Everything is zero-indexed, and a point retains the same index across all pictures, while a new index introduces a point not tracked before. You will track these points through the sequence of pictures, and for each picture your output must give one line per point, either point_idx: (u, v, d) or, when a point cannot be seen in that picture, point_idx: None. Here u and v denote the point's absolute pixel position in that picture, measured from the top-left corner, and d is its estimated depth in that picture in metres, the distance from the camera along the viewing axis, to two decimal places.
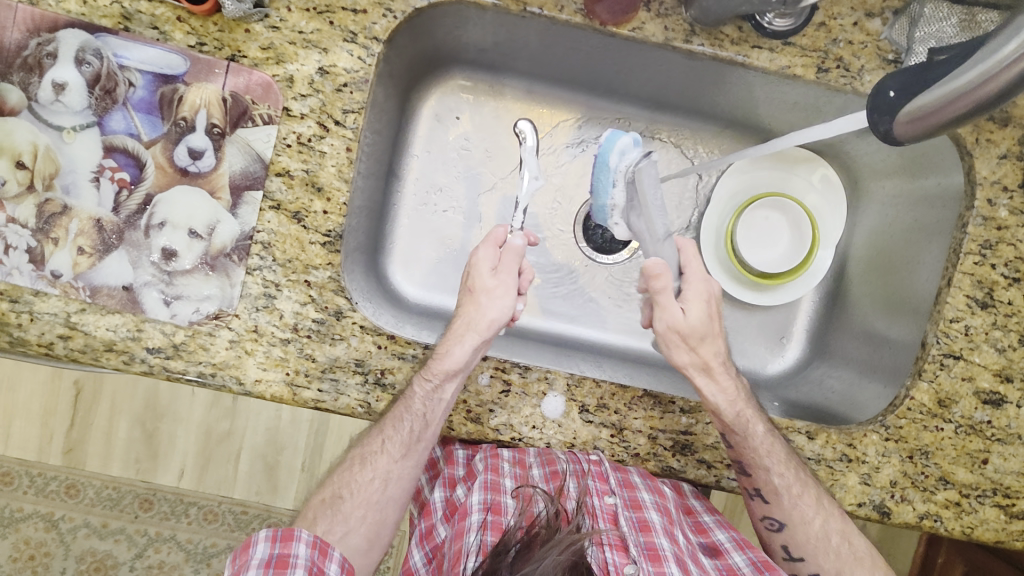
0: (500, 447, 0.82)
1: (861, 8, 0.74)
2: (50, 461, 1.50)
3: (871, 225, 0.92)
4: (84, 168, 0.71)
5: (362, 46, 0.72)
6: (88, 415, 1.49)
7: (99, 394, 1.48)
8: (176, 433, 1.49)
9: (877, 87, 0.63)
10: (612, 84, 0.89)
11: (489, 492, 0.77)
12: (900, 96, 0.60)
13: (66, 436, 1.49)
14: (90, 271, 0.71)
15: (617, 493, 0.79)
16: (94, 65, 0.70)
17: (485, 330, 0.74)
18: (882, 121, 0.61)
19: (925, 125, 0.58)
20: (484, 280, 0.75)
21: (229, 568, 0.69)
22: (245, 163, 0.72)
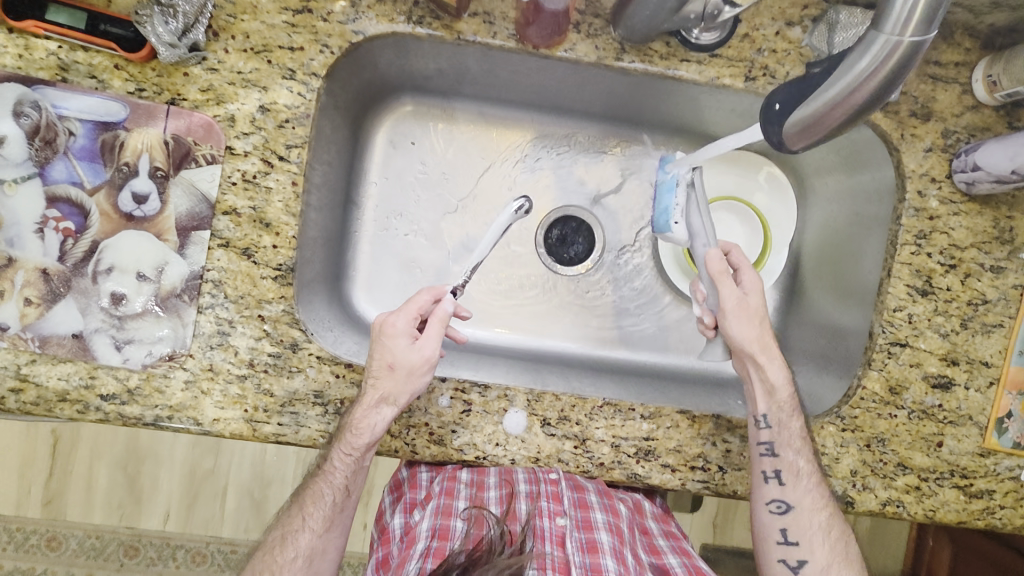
0: (460, 470, 0.84)
1: (780, 17, 0.76)
2: (27, 515, 1.56)
3: (820, 220, 0.95)
4: (27, 219, 0.71)
5: (301, 82, 0.73)
6: (66, 465, 1.56)
7: (75, 442, 1.57)
8: (158, 475, 1.58)
9: (766, 99, 0.63)
10: (556, 102, 0.92)
11: (439, 518, 0.77)
12: (784, 108, 0.61)
13: (45, 487, 1.56)
14: (38, 322, 0.71)
15: (569, 514, 0.81)
16: (33, 117, 0.70)
17: (403, 403, 0.72)
18: (774, 132, 0.63)
19: (812, 135, 0.59)
20: (404, 355, 0.72)
21: None
22: (191, 205, 0.72)
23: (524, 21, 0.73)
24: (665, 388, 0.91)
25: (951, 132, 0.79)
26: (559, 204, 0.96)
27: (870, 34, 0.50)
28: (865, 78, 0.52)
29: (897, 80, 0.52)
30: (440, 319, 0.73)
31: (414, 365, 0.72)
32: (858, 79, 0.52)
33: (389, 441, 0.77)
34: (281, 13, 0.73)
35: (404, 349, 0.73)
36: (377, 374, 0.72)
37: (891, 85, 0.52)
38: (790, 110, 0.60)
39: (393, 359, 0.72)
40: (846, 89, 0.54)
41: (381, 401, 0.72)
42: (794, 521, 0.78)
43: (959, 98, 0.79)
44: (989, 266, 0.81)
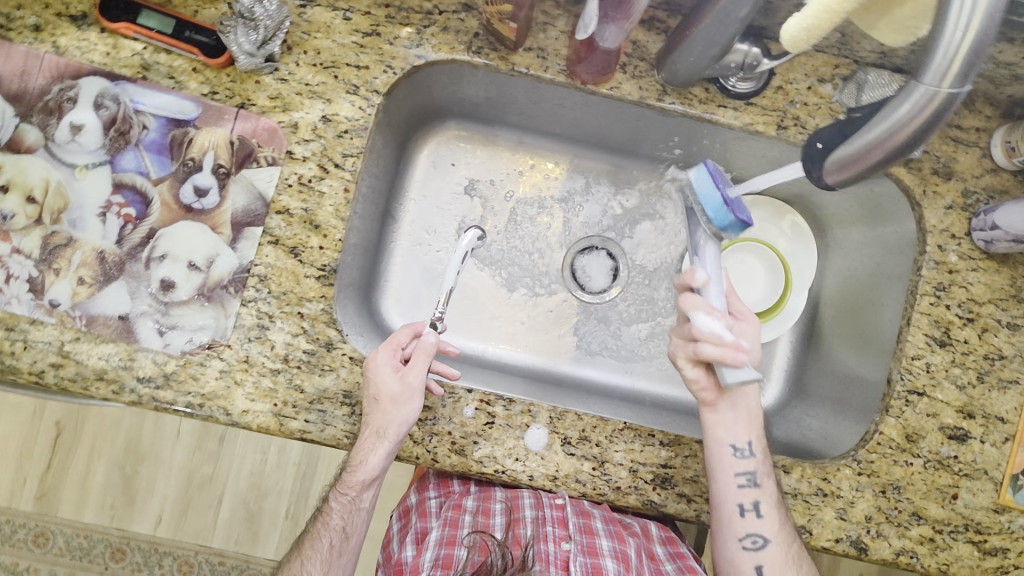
0: (465, 498, 0.85)
1: (813, 74, 0.81)
2: (18, 507, 1.58)
3: (840, 270, 1.00)
4: (92, 203, 0.75)
5: (363, 98, 0.78)
6: (63, 459, 1.58)
7: (76, 436, 1.58)
8: (155, 477, 1.59)
9: (811, 139, 0.70)
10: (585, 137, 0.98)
11: (443, 548, 0.79)
12: (827, 146, 0.67)
13: (40, 481, 1.58)
14: (88, 301, 0.74)
15: (574, 538, 0.80)
16: (112, 109, 0.75)
17: (392, 435, 0.73)
18: (815, 168, 0.68)
19: (850, 171, 0.64)
20: (389, 385, 0.73)
21: None
22: (247, 202, 0.76)
23: (575, 58, 0.78)
24: (679, 420, 0.93)
25: (971, 192, 0.84)
26: (585, 234, 1.01)
27: (912, 83, 0.55)
28: (903, 123, 0.57)
29: (933, 126, 0.56)
30: (425, 351, 0.75)
31: (397, 394, 0.73)
32: (897, 123, 0.57)
33: (412, 447, 0.77)
34: (352, 34, 0.78)
35: (389, 378, 0.73)
36: (370, 408, 0.74)
37: (928, 130, 0.57)
38: (831, 149, 0.66)
39: (377, 391, 0.73)
40: (884, 131, 0.59)
41: (373, 434, 0.73)
42: (768, 559, 0.77)
43: (979, 161, 0.84)
44: (1005, 322, 0.83)
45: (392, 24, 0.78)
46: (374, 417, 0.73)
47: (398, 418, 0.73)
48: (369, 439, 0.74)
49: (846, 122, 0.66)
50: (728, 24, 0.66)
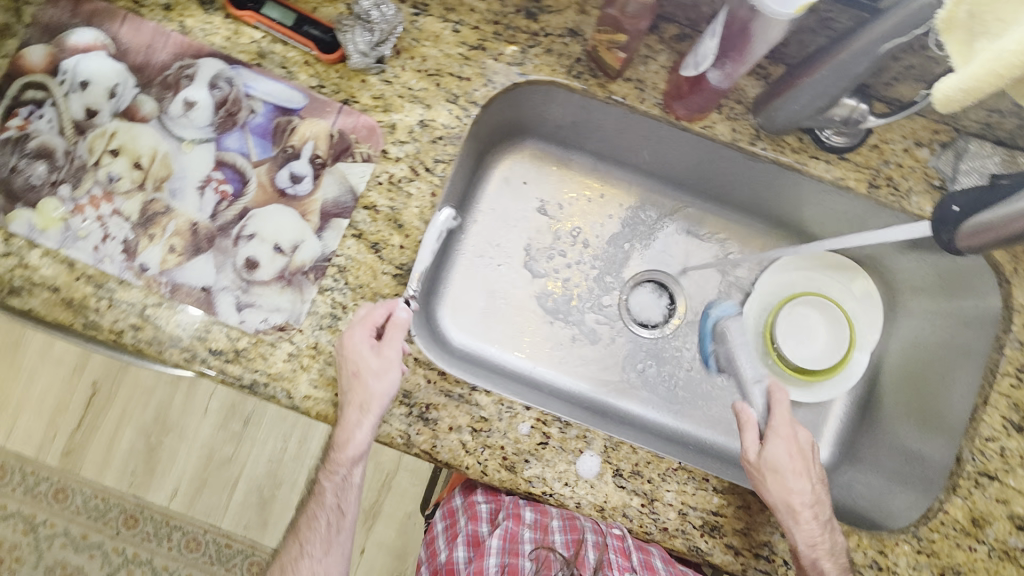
0: (523, 508, 0.85)
1: (910, 137, 0.81)
2: (45, 461, 1.62)
3: (906, 337, 0.97)
4: (194, 176, 0.78)
5: (461, 107, 0.80)
6: (96, 419, 1.61)
7: (111, 398, 1.62)
8: (177, 451, 1.61)
9: (941, 202, 0.72)
10: (659, 171, 1.00)
11: (506, 557, 0.81)
12: (963, 209, 0.69)
13: (69, 438, 1.61)
14: (175, 269, 0.76)
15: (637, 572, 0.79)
16: (224, 90, 0.78)
17: (375, 409, 0.72)
18: (946, 231, 0.70)
19: (987, 238, 0.65)
20: (369, 360, 0.72)
21: None
22: (338, 193, 0.78)
23: (673, 94, 0.78)
24: (724, 467, 0.92)
25: None
26: (648, 267, 1.02)
27: None
28: None
29: None
30: (399, 327, 0.75)
31: (378, 369, 0.72)
32: None
33: (463, 456, 0.76)
34: (458, 46, 0.81)
35: (368, 354, 0.72)
36: (350, 388, 0.72)
37: None
38: (969, 213, 0.68)
39: (354, 371, 0.72)
40: None
41: (356, 411, 0.71)
42: None
43: None
44: None
45: (498, 40, 0.81)
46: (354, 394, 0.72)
47: (380, 392, 0.72)
48: (354, 420, 0.72)
49: (984, 192, 0.69)
50: (844, 78, 0.67)
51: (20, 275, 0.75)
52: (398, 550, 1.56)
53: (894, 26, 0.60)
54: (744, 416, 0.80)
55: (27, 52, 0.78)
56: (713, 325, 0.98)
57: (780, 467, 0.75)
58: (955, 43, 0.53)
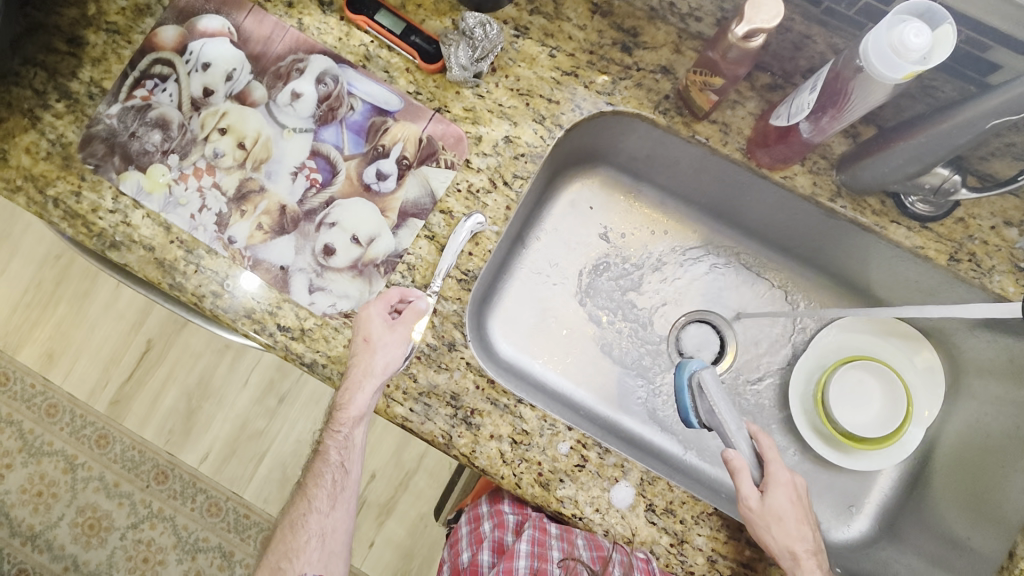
0: (549, 522, 0.88)
1: (1000, 215, 0.80)
2: (94, 406, 1.70)
3: (966, 419, 0.93)
4: (289, 162, 0.83)
5: (546, 128, 0.83)
6: (144, 375, 1.69)
7: (161, 357, 1.69)
8: (215, 416, 1.68)
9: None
10: (726, 214, 1.00)
11: (536, 561, 0.83)
12: None
13: (118, 388, 1.69)
14: (259, 245, 0.81)
15: None
16: (329, 86, 0.84)
17: (380, 375, 0.74)
18: None
19: None
20: (381, 332, 0.76)
21: None
22: (418, 195, 0.82)
23: (758, 141, 0.79)
24: None
25: None
26: (703, 308, 1.02)
27: None
28: None
29: None
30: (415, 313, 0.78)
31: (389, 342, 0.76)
32: None
33: (500, 466, 0.77)
34: (552, 70, 0.84)
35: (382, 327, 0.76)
36: (359, 354, 0.75)
37: None
38: None
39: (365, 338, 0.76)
40: None
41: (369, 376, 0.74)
42: None
43: None
44: None
45: (591, 69, 0.83)
46: (363, 361, 0.75)
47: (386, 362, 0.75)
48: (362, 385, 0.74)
49: None
50: (943, 148, 0.67)
51: (122, 231, 0.81)
52: (407, 548, 1.58)
53: (1004, 103, 0.61)
54: (734, 467, 0.75)
55: (161, 31, 0.85)
56: (687, 377, 0.86)
57: (782, 516, 0.73)
58: None
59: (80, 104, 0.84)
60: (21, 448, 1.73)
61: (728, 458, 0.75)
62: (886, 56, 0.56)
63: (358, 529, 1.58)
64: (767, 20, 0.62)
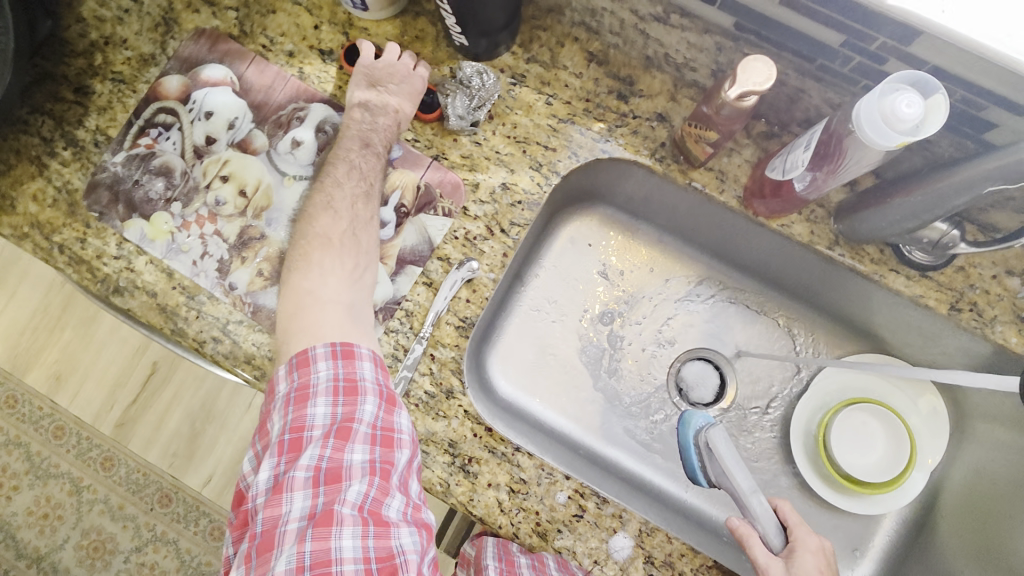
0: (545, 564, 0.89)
1: (1001, 263, 0.79)
2: (99, 430, 1.72)
3: (971, 464, 0.92)
4: (289, 209, 0.84)
5: (543, 176, 0.84)
6: (149, 399, 1.71)
7: (166, 381, 1.71)
8: (218, 440, 1.69)
9: None
10: (723, 251, 1.00)
11: None
12: None
13: (123, 412, 1.71)
14: (259, 292, 0.82)
15: None
16: (328, 134, 0.86)
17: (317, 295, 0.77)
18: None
19: None
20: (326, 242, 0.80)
21: (336, 366, 0.72)
22: (416, 242, 0.83)
23: (752, 191, 0.80)
24: None
25: None
26: (702, 344, 1.02)
27: None
28: None
29: None
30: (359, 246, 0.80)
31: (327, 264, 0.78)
32: None
33: (497, 514, 0.77)
34: (548, 118, 0.85)
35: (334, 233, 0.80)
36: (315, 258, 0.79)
37: None
38: None
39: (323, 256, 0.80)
40: None
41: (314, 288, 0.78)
42: None
43: None
44: None
45: (587, 117, 0.84)
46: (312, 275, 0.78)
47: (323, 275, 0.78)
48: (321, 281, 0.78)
49: None
50: (938, 207, 0.66)
51: (125, 277, 0.82)
52: None
53: (1002, 168, 0.59)
54: (740, 535, 0.75)
55: (165, 81, 0.87)
56: (693, 435, 0.84)
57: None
58: None
59: (86, 152, 0.86)
60: (28, 470, 1.74)
61: (732, 526, 0.76)
62: (878, 124, 0.57)
63: None
64: (759, 82, 0.63)
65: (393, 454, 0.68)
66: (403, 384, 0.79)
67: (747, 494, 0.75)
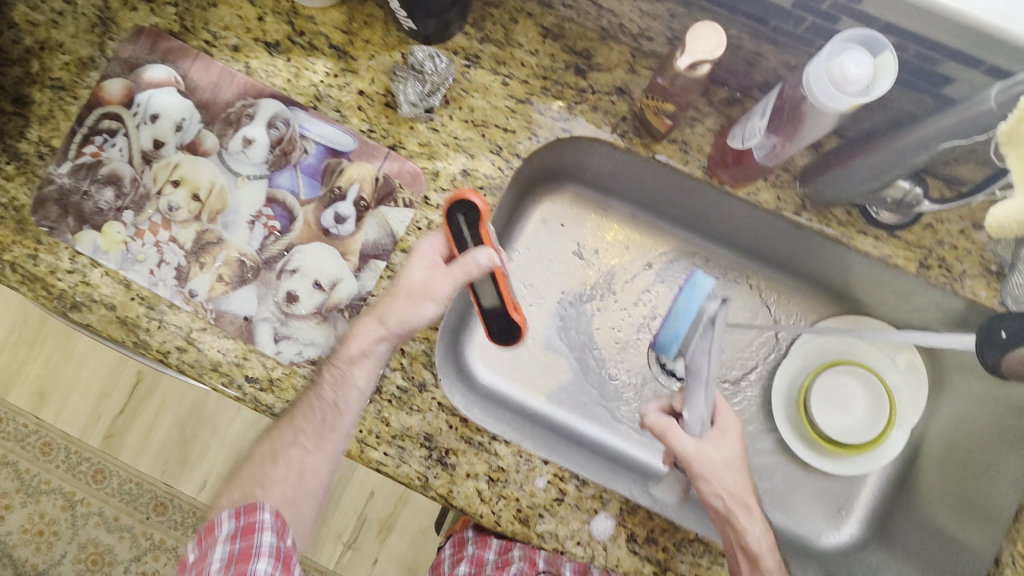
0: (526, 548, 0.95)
1: (968, 217, 0.78)
2: (88, 443, 1.70)
3: (951, 417, 0.93)
4: (246, 210, 0.82)
5: (504, 159, 0.82)
6: (137, 408, 1.70)
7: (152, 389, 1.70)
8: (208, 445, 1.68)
9: (990, 322, 0.67)
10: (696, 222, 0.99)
11: None
12: (1012, 337, 0.66)
13: (111, 423, 1.70)
14: (221, 297, 0.80)
15: None
16: (281, 130, 0.82)
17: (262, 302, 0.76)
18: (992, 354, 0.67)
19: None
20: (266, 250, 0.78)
21: (196, 545, 0.82)
22: (379, 236, 0.81)
23: (717, 161, 0.78)
24: None
25: None
26: None
27: None
28: None
29: None
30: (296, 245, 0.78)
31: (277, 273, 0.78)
32: None
33: (478, 504, 0.77)
34: (506, 98, 0.82)
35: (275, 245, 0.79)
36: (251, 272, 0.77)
37: None
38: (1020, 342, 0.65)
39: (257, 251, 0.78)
40: None
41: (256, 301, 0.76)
42: None
43: None
44: None
45: (546, 95, 0.82)
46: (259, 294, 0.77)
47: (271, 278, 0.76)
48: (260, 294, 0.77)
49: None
50: (898, 166, 0.65)
51: (82, 291, 0.80)
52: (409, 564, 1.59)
53: (957, 124, 0.59)
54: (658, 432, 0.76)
55: (106, 84, 0.84)
56: (702, 302, 0.80)
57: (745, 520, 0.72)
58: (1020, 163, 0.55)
59: (30, 165, 0.83)
60: (19, 488, 1.72)
61: (651, 423, 0.77)
62: (827, 88, 0.56)
63: (359, 548, 1.58)
64: (709, 51, 0.62)
65: (249, 565, 0.77)
66: (376, 378, 0.78)
67: (703, 385, 0.78)
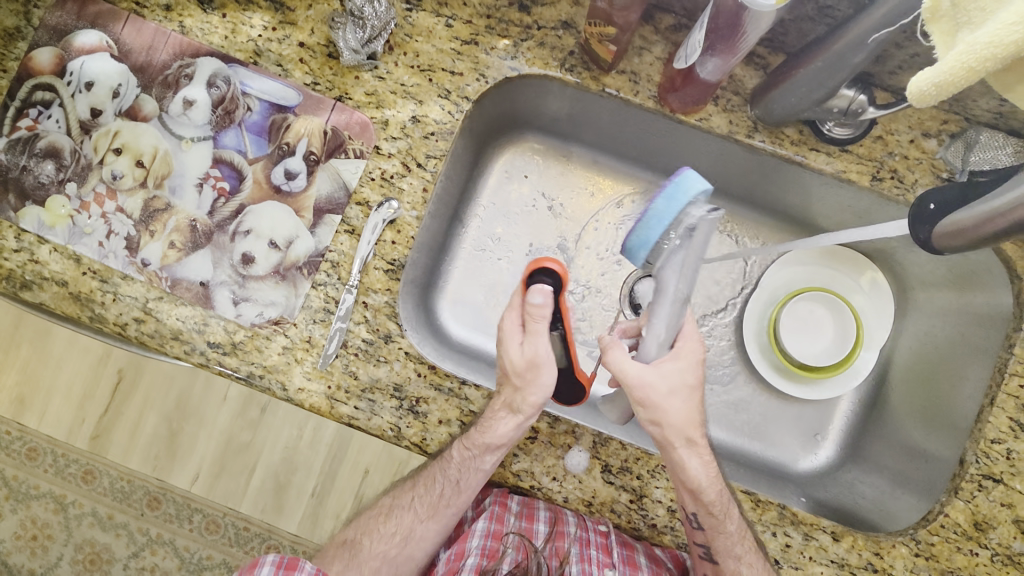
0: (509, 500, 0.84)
1: (917, 127, 0.79)
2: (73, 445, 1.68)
3: (916, 334, 0.95)
4: (192, 173, 0.80)
5: (453, 103, 0.80)
6: None
7: None
8: None
9: (920, 199, 0.70)
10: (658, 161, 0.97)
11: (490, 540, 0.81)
12: (939, 208, 0.68)
13: None
14: (175, 265, 0.79)
15: (617, 567, 0.79)
16: (222, 89, 0.80)
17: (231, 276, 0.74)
18: (922, 229, 0.68)
19: (963, 239, 0.63)
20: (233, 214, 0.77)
21: None
22: (332, 190, 0.79)
23: (667, 87, 0.78)
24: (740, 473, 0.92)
25: None
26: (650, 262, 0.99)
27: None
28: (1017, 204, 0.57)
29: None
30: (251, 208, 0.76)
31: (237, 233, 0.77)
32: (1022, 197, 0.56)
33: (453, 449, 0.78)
34: (451, 41, 0.81)
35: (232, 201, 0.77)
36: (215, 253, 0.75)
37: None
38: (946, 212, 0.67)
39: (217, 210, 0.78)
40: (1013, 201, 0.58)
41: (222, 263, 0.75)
42: None
43: None
44: None
45: (491, 34, 0.80)
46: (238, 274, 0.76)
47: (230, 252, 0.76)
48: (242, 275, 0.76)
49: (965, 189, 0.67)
50: (840, 70, 0.65)
51: (31, 270, 0.78)
52: None
53: (886, 14, 0.58)
54: (610, 351, 0.75)
55: (36, 55, 0.81)
56: (683, 206, 0.70)
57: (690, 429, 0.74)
58: (941, 34, 0.51)
59: None
60: (7, 496, 1.71)
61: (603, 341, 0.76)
62: None
63: None
64: None
65: None
66: (341, 332, 0.78)
67: (669, 302, 0.74)
